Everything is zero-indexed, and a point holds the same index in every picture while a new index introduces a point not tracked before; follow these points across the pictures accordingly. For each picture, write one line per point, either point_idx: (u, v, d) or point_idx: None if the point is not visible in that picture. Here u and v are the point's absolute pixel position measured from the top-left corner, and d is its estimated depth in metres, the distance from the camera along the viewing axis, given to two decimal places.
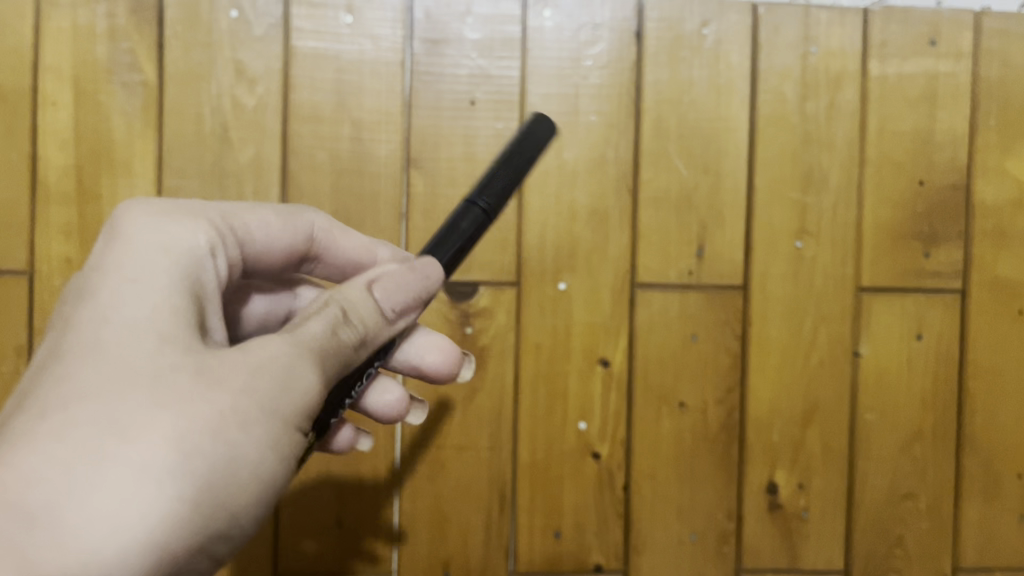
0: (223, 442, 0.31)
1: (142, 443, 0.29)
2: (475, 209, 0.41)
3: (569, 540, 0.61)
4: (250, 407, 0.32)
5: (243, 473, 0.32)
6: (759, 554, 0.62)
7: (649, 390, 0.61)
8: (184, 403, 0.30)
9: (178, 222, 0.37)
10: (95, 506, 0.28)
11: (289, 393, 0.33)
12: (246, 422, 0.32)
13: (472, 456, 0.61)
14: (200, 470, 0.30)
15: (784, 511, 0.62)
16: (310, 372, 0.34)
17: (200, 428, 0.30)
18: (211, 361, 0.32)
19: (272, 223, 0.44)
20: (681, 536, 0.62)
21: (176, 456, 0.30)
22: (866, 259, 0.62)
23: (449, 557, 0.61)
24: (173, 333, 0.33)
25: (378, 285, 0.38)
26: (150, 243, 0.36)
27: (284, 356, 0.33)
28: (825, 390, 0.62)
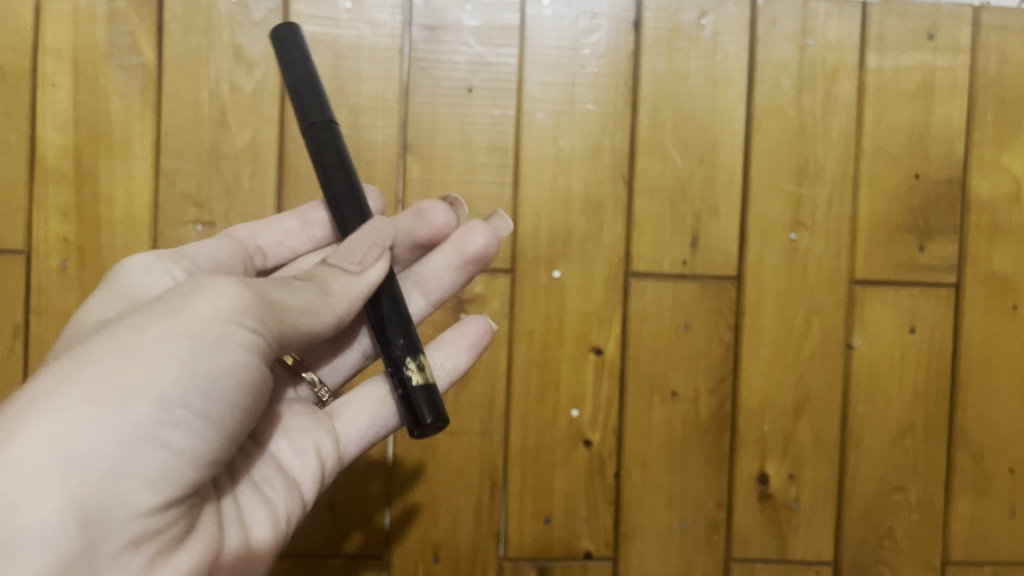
0: (134, 342, 0.33)
1: (53, 368, 0.32)
2: (323, 128, 0.43)
3: (559, 526, 0.62)
4: (157, 314, 0.34)
5: (166, 359, 0.33)
6: (748, 544, 0.63)
7: (641, 379, 0.62)
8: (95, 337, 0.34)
9: (124, 262, 0.45)
10: (5, 409, 0.30)
11: (195, 292, 0.35)
12: (149, 320, 0.34)
13: (464, 441, 0.61)
14: (105, 363, 0.32)
15: (774, 501, 0.63)
16: (224, 283, 0.36)
17: (107, 342, 0.33)
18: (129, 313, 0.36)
19: (212, 250, 0.49)
20: (671, 524, 0.62)
21: (85, 360, 0.32)
22: (860, 252, 0.63)
23: (439, 541, 0.61)
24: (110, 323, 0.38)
25: (332, 254, 0.41)
26: (108, 290, 0.43)
27: (195, 280, 0.37)
28: (817, 381, 0.62)
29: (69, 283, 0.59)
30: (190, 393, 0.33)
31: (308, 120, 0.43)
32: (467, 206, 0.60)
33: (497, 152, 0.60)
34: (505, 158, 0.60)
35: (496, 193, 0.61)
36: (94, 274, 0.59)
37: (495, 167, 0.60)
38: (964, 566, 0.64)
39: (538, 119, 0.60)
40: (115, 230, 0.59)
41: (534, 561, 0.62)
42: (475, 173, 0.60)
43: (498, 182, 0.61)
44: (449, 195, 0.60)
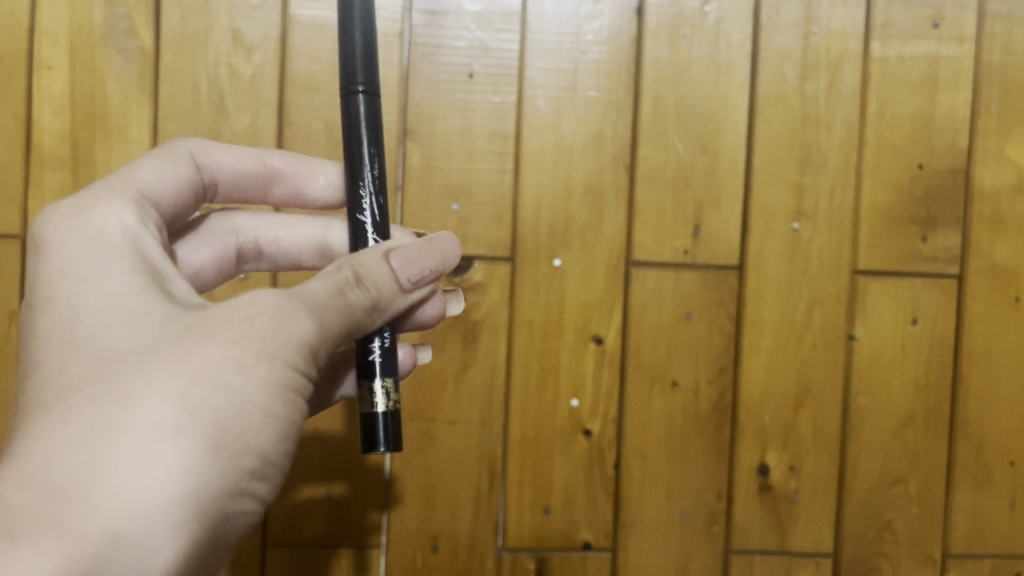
0: (229, 391, 0.32)
1: (146, 406, 0.30)
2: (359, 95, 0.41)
3: (558, 517, 0.61)
4: (245, 351, 0.33)
5: (257, 414, 0.33)
6: (748, 536, 0.62)
7: (641, 369, 0.61)
8: (176, 364, 0.32)
9: (98, 209, 0.37)
10: (116, 468, 0.29)
11: (280, 329, 0.34)
12: (243, 363, 0.33)
13: (463, 430, 0.61)
14: (209, 419, 0.31)
15: (774, 493, 0.62)
16: (307, 320, 0.34)
17: (200, 383, 0.31)
18: (195, 321, 0.34)
19: (163, 169, 0.42)
20: (671, 515, 0.62)
21: (186, 404, 0.31)
22: (863, 243, 0.62)
23: (437, 532, 0.61)
24: (145, 310, 0.34)
25: (396, 254, 0.40)
26: (81, 240, 0.36)
27: (276, 307, 0.34)
28: (818, 372, 0.62)
29: None
30: (273, 448, 0.33)
31: (351, 80, 0.41)
32: (467, 193, 0.60)
33: (498, 140, 0.60)
34: (506, 145, 0.60)
35: (496, 179, 0.60)
36: None
37: (495, 154, 0.60)
38: (963, 559, 0.64)
39: (539, 106, 0.60)
40: None
41: (533, 552, 0.61)
42: (475, 160, 0.60)
43: (498, 170, 0.60)
44: (449, 182, 0.60)
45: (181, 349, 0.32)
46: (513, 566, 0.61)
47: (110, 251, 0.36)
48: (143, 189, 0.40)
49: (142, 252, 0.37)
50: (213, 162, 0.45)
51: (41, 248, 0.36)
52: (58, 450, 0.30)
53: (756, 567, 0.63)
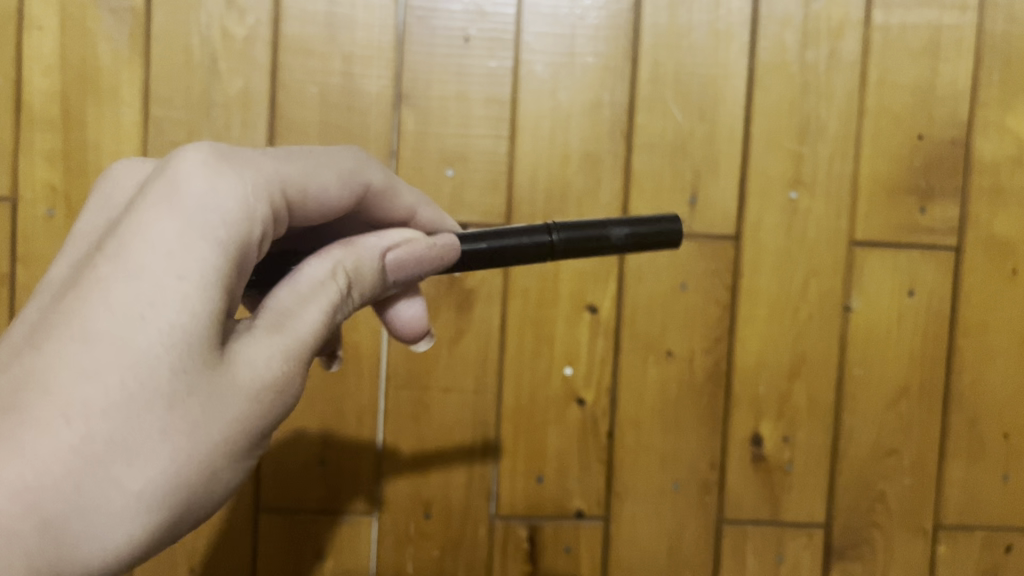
0: (213, 472, 0.32)
1: (145, 475, 0.29)
2: (547, 237, 0.40)
3: (551, 485, 0.61)
4: (243, 436, 0.32)
5: (221, 491, 0.33)
6: (740, 505, 0.62)
7: (636, 339, 0.61)
8: (188, 437, 0.30)
9: (234, 198, 0.33)
10: (92, 527, 0.29)
11: (278, 411, 0.34)
12: (235, 451, 0.32)
13: (457, 397, 0.60)
14: (185, 498, 0.31)
15: (768, 463, 0.62)
16: (302, 386, 0.35)
17: (195, 462, 0.31)
18: (227, 382, 0.32)
19: (331, 185, 0.39)
20: (663, 485, 0.62)
21: (176, 483, 0.30)
22: (860, 213, 0.62)
23: (431, 498, 0.61)
24: (196, 342, 0.30)
25: (392, 253, 0.39)
26: (201, 224, 0.32)
27: (287, 380, 0.34)
28: (813, 343, 0.62)
29: (56, 232, 0.58)
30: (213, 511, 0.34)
31: (560, 227, 0.41)
32: (463, 159, 0.59)
33: (494, 105, 0.59)
34: (501, 111, 0.59)
35: (492, 146, 0.59)
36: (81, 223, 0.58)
37: (491, 120, 0.59)
38: (955, 531, 0.64)
39: (536, 72, 0.59)
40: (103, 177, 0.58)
41: (526, 519, 0.61)
42: (471, 126, 0.59)
43: (493, 136, 0.59)
44: (444, 147, 0.59)
45: (200, 418, 0.31)
46: (506, 534, 0.61)
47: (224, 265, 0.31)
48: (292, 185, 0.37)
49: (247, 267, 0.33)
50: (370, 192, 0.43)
51: (172, 201, 0.32)
52: (53, 486, 0.28)
53: (749, 537, 0.63)
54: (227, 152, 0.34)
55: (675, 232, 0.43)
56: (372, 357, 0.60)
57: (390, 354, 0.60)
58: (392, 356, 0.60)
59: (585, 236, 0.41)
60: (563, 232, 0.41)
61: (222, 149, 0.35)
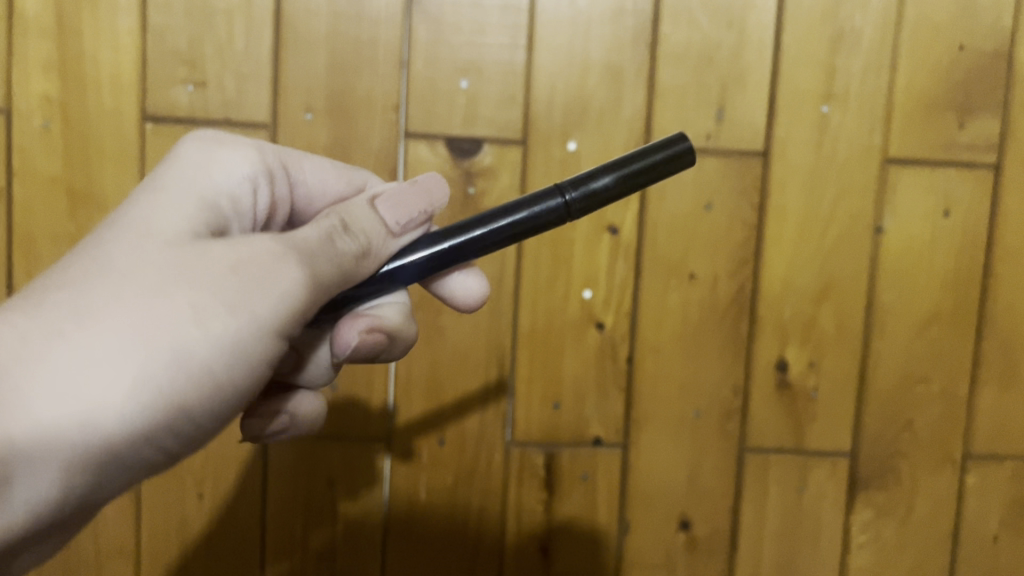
0: (179, 337, 0.31)
1: (99, 329, 0.30)
2: (560, 198, 0.37)
3: (568, 412, 0.59)
4: (214, 303, 0.32)
5: (196, 369, 0.32)
6: (764, 433, 0.60)
7: (657, 261, 0.59)
8: (146, 297, 0.31)
9: (227, 150, 0.39)
10: (41, 376, 0.29)
11: (259, 285, 0.33)
12: (206, 318, 0.32)
13: (472, 321, 0.58)
14: (146, 360, 0.31)
15: (792, 390, 0.60)
16: (295, 273, 0.34)
17: (154, 321, 0.31)
18: (192, 256, 0.33)
19: (327, 170, 0.45)
20: (684, 412, 0.60)
21: (131, 341, 0.31)
22: (895, 130, 0.59)
23: (444, 424, 0.59)
24: (163, 231, 0.34)
25: (382, 199, 0.38)
26: (183, 168, 0.37)
27: (265, 254, 0.33)
28: (842, 266, 0.59)
29: (53, 146, 0.55)
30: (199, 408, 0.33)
31: (571, 182, 0.37)
32: (477, 70, 0.56)
33: (510, 13, 0.56)
34: (518, 19, 0.56)
35: (508, 56, 0.56)
36: (79, 136, 0.55)
37: (507, 29, 0.56)
38: (984, 461, 0.62)
39: None
40: (101, 88, 0.55)
41: (542, 447, 0.60)
42: (486, 36, 0.56)
43: (509, 46, 0.56)
44: (458, 58, 0.56)
45: (158, 279, 0.32)
46: (522, 461, 0.60)
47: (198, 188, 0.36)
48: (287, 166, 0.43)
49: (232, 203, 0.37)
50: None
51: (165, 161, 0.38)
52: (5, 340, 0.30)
53: (771, 466, 0.61)
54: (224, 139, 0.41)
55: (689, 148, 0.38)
56: None
57: None
58: None
59: (599, 182, 0.37)
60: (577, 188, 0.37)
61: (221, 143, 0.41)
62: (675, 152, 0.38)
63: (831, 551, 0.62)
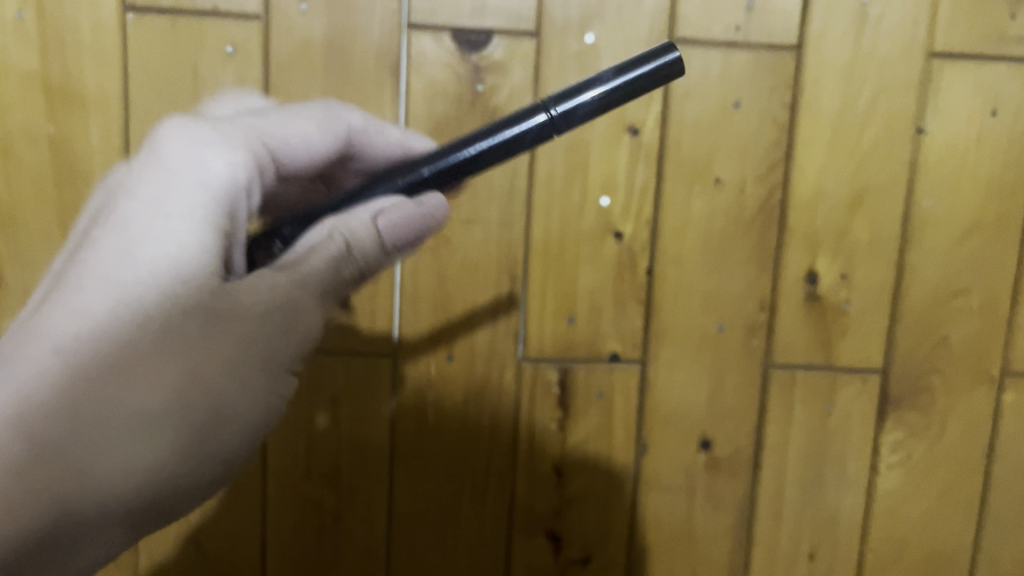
0: (151, 424, 0.31)
1: (64, 429, 0.30)
2: (543, 115, 0.36)
3: (583, 326, 0.56)
4: (188, 384, 0.31)
5: (173, 447, 0.32)
6: (791, 349, 0.57)
7: (680, 165, 0.55)
8: (115, 382, 0.30)
9: (205, 156, 0.34)
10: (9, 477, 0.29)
11: (235, 356, 0.32)
12: (173, 434, 0.32)
13: (481, 229, 0.55)
14: (118, 445, 0.30)
15: (822, 303, 0.57)
16: (281, 334, 0.34)
17: (122, 412, 0.30)
18: (164, 324, 0.31)
19: (312, 133, 0.41)
20: (706, 327, 0.57)
21: (97, 433, 0.30)
22: (942, 20, 0.54)
23: (453, 339, 0.56)
24: (136, 284, 0.31)
25: (387, 222, 0.36)
26: (178, 171, 0.33)
27: (246, 326, 0.33)
28: (879, 170, 0.55)
29: (27, 40, 0.51)
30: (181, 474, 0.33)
31: (555, 99, 0.36)
32: None
33: None
34: None
35: None
36: (55, 29, 0.51)
37: None
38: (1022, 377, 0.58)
39: None
40: None
41: (556, 363, 0.56)
42: None
43: None
44: None
45: (139, 363, 0.31)
46: (535, 378, 0.57)
47: (200, 214, 0.33)
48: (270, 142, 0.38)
49: (230, 220, 0.34)
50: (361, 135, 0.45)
51: (152, 153, 0.33)
52: None
53: (798, 383, 0.57)
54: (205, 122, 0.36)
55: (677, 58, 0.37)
56: None
57: None
58: None
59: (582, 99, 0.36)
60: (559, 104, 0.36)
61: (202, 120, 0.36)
62: (657, 66, 0.36)
63: (858, 473, 0.59)
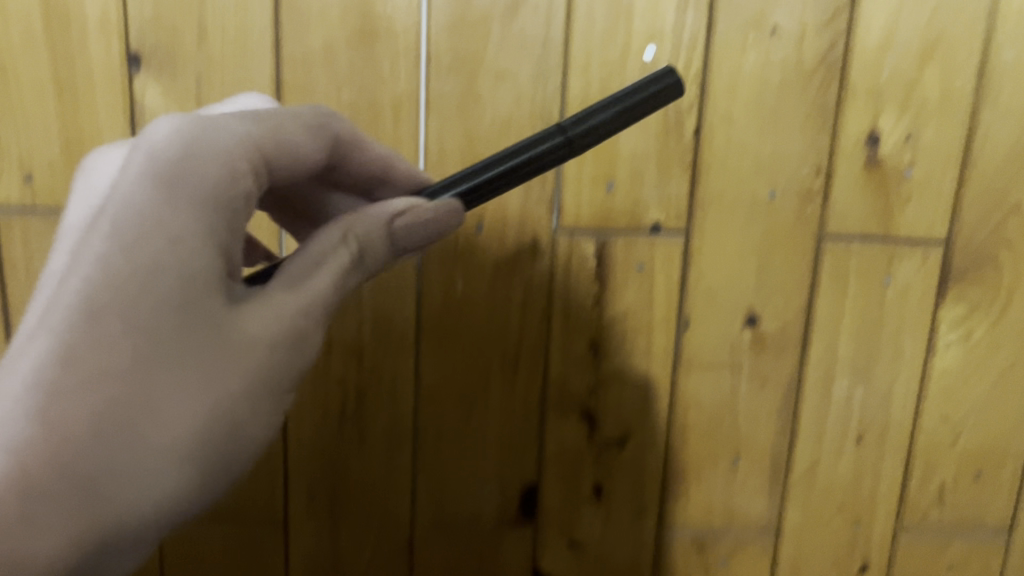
0: (175, 457, 0.30)
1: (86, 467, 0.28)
2: (558, 137, 0.37)
3: (624, 194, 0.52)
4: (209, 408, 0.31)
5: (196, 472, 0.31)
6: (847, 219, 0.53)
7: (733, 13, 0.49)
8: (137, 418, 0.29)
9: (205, 158, 0.31)
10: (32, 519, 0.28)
11: (249, 375, 0.32)
12: (191, 465, 0.30)
13: (513, 87, 0.50)
14: (142, 487, 0.29)
15: (884, 168, 0.52)
16: (307, 351, 0.34)
17: (146, 447, 0.29)
18: (177, 353, 0.30)
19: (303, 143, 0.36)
20: (756, 194, 0.52)
21: (118, 472, 0.29)
22: None
23: (482, 208, 0.52)
24: (140, 315, 0.29)
25: (403, 224, 0.36)
26: (178, 178, 0.30)
27: (265, 347, 0.32)
28: (954, 17, 0.50)
29: None
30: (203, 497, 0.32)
31: (572, 122, 0.37)
32: None
33: None
34: None
35: None
36: None
37: None
38: None
39: None
40: None
41: (594, 234, 0.52)
42: None
43: None
44: None
45: (161, 396, 0.29)
46: (570, 251, 0.53)
47: (202, 232, 0.30)
48: (271, 152, 0.34)
49: (233, 228, 0.32)
50: (347, 143, 0.40)
51: (151, 153, 0.30)
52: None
53: (853, 256, 0.54)
54: (204, 116, 0.33)
55: (676, 81, 0.38)
56: (410, 36, 0.49)
57: (432, 33, 0.49)
58: (434, 35, 0.49)
59: (597, 120, 0.37)
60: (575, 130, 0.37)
61: (201, 112, 0.33)
62: (658, 90, 0.38)
63: (915, 352, 0.55)
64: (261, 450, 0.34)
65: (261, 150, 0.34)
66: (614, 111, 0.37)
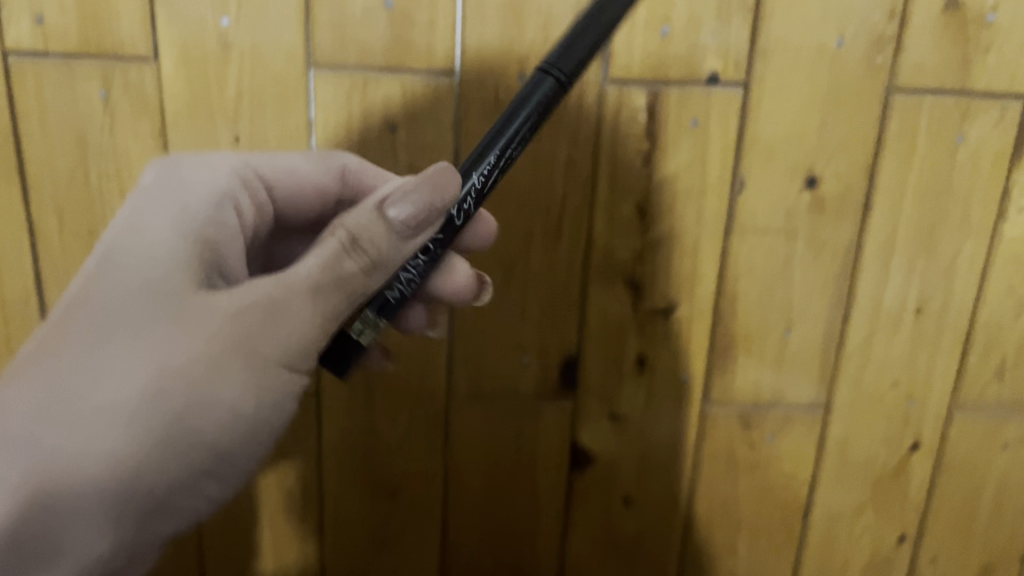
0: (115, 408, 0.31)
1: (33, 419, 0.31)
2: (547, 76, 0.38)
3: (679, 41, 0.48)
4: (152, 365, 0.32)
5: (141, 430, 0.32)
6: (921, 70, 0.49)
7: None
8: (81, 373, 0.32)
9: (186, 188, 0.40)
10: None
11: (201, 337, 0.33)
12: (136, 422, 0.32)
13: None
14: (86, 438, 0.31)
15: (965, 13, 0.48)
16: (286, 329, 0.34)
17: (89, 397, 0.31)
18: (124, 316, 0.33)
19: (298, 166, 0.45)
20: (824, 42, 0.48)
21: (62, 424, 0.31)
22: None
23: (526, 57, 0.48)
24: (94, 291, 0.33)
25: (387, 204, 0.37)
26: (158, 196, 0.38)
27: (224, 313, 0.33)
28: None
29: None
30: (163, 469, 0.32)
31: (550, 57, 0.38)
32: None
33: None
34: None
35: None
36: None
37: None
38: None
39: None
40: None
41: (646, 86, 0.49)
42: None
43: None
44: None
45: (106, 355, 0.32)
46: (620, 104, 0.49)
47: (164, 234, 0.36)
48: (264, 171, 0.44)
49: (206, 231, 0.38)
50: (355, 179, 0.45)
51: (137, 187, 0.39)
52: None
53: (926, 111, 0.50)
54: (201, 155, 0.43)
55: None
56: None
57: None
58: None
59: (574, 41, 0.38)
60: (559, 63, 0.38)
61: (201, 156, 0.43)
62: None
63: (983, 217, 0.52)
64: (232, 428, 0.34)
65: (249, 172, 0.43)
66: (575, 30, 0.38)
